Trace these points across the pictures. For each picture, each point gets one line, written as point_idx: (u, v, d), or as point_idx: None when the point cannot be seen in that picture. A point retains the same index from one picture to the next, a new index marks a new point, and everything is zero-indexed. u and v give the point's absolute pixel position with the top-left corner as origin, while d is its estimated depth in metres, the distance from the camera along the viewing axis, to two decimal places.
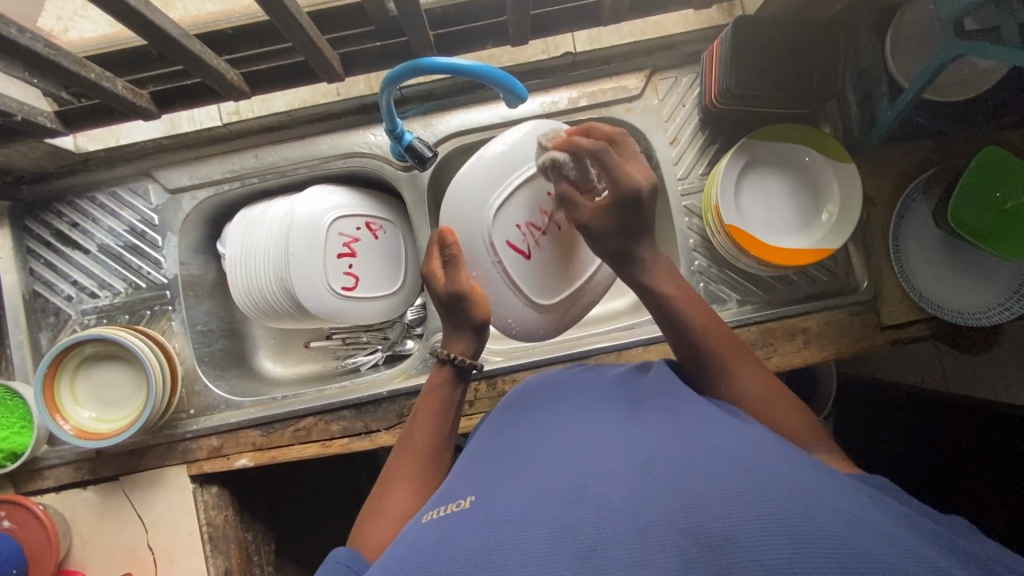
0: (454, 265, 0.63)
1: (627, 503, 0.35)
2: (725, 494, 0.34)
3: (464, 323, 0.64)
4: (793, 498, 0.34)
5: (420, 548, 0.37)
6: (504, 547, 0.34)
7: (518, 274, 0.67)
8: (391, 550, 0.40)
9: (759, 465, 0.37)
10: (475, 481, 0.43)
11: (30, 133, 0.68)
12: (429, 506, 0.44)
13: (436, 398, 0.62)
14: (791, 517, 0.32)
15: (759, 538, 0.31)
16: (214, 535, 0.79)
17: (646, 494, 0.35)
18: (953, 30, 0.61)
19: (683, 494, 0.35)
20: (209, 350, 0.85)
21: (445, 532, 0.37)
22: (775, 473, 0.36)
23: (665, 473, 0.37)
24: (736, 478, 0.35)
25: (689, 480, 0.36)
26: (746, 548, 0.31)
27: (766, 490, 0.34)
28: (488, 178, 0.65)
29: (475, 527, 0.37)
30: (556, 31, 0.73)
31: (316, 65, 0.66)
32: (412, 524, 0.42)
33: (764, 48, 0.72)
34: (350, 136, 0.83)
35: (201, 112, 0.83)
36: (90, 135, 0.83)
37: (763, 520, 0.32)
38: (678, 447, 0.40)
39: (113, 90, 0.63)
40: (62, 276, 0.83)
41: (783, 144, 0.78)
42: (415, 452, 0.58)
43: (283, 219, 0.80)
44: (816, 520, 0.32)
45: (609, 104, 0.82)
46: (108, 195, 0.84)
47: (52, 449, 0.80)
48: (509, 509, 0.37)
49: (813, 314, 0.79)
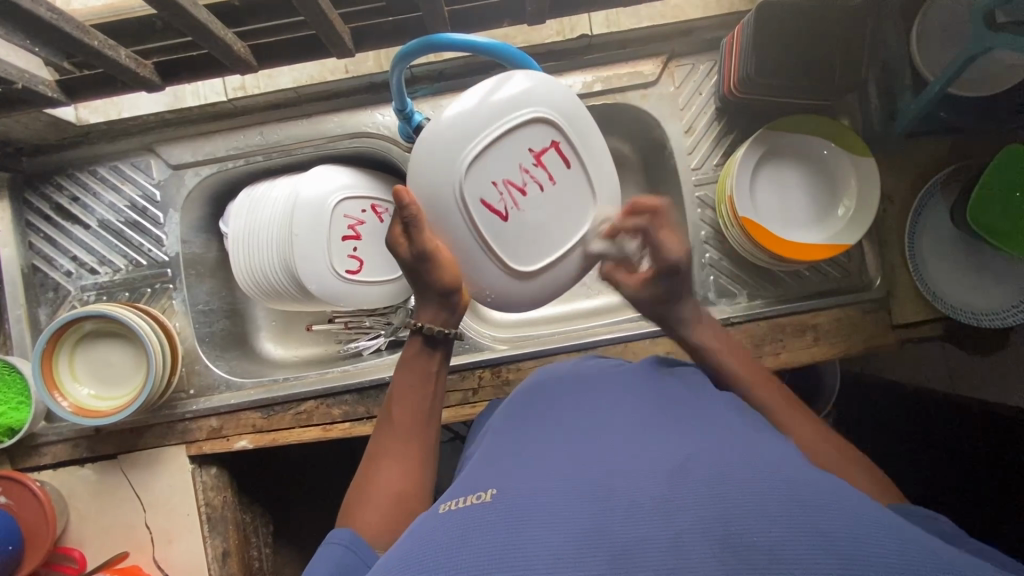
0: (416, 227, 0.56)
1: (658, 507, 0.34)
2: (761, 503, 0.33)
3: (429, 290, 0.59)
4: (832, 511, 0.32)
5: (439, 538, 0.36)
6: (528, 546, 0.33)
7: (493, 238, 0.59)
8: (407, 541, 0.38)
9: (795, 475, 0.36)
10: (495, 475, 0.42)
11: (31, 101, 0.66)
12: (445, 497, 0.43)
13: (414, 369, 0.59)
14: (834, 534, 0.31)
15: (800, 549, 0.30)
16: (212, 516, 0.78)
17: (678, 500, 0.34)
18: (985, 22, 0.59)
19: (720, 507, 0.33)
20: (210, 331, 0.84)
21: (466, 524, 0.36)
22: (816, 489, 0.34)
23: (701, 483, 0.35)
24: (772, 487, 0.34)
25: (726, 491, 0.34)
26: (787, 558, 0.30)
27: (805, 501, 0.33)
28: (465, 128, 0.57)
29: (497, 522, 0.36)
30: (572, 11, 0.71)
31: (326, 39, 0.64)
32: (426, 516, 0.41)
33: (787, 35, 0.70)
34: (358, 115, 0.81)
35: (206, 86, 0.80)
36: (91, 106, 0.81)
37: (803, 534, 0.31)
38: (705, 450, 0.39)
39: (116, 59, 0.61)
40: (62, 251, 0.82)
41: (802, 136, 0.77)
42: (402, 426, 0.57)
43: (288, 200, 0.78)
44: (856, 530, 0.31)
45: (624, 90, 0.80)
46: (109, 169, 0.83)
47: (50, 426, 0.79)
48: (534, 508, 0.36)
49: (824, 311, 0.78)
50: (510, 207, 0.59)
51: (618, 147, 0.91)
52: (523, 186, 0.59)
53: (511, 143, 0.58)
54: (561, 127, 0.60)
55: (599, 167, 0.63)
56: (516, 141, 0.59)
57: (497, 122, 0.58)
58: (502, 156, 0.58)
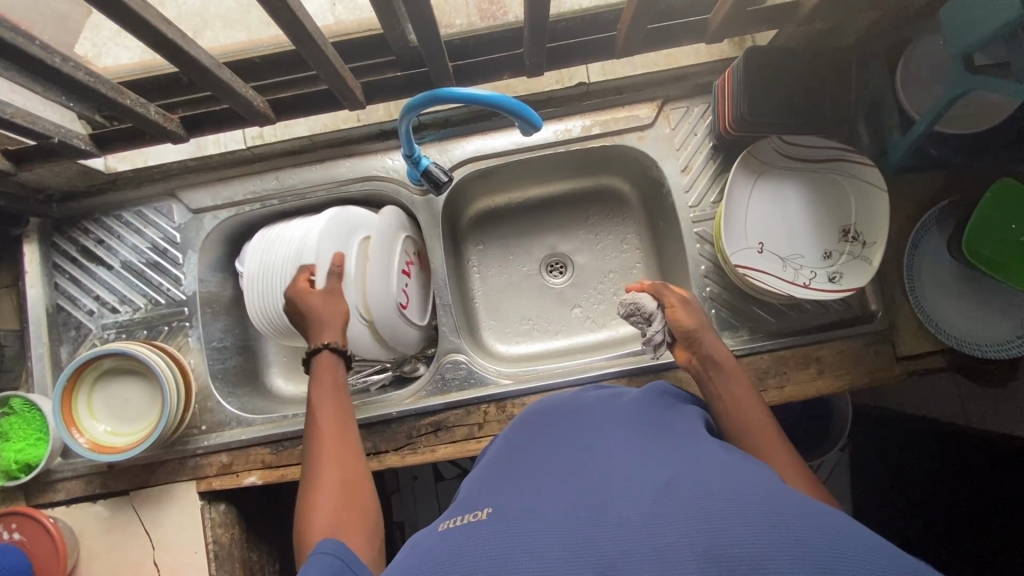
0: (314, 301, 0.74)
1: (647, 522, 0.35)
2: (747, 520, 0.33)
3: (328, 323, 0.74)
4: (812, 524, 0.33)
5: (435, 553, 0.37)
6: (518, 559, 0.34)
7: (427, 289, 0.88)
8: (407, 557, 0.40)
9: (781, 491, 0.37)
10: (494, 493, 0.43)
11: (65, 153, 0.70)
12: (443, 518, 0.44)
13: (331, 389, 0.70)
14: (813, 545, 0.32)
15: (779, 560, 0.31)
16: (219, 553, 0.78)
17: (666, 516, 0.35)
18: (964, 65, 0.62)
19: (704, 518, 0.34)
20: (223, 367, 0.86)
21: (461, 540, 0.38)
22: (795, 502, 0.35)
23: (684, 496, 0.36)
24: (761, 507, 0.35)
25: (709, 503, 0.35)
26: (766, 570, 0.30)
27: (785, 516, 0.34)
28: (859, 241, 0.76)
29: (492, 537, 0.37)
30: (570, 63, 0.75)
31: (340, 93, 0.69)
32: (426, 534, 0.43)
33: (775, 79, 0.73)
34: (369, 160, 0.86)
35: (228, 136, 0.89)
36: (120, 156, 0.88)
37: (785, 545, 0.32)
38: (694, 471, 0.40)
39: (146, 115, 0.66)
40: (85, 291, 0.86)
41: (805, 171, 0.79)
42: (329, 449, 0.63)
43: (300, 240, 0.82)
44: (837, 541, 0.32)
45: (621, 132, 0.84)
46: (134, 214, 0.87)
47: (65, 462, 0.81)
48: (527, 524, 0.37)
49: (827, 344, 0.79)
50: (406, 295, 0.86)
51: (618, 185, 0.94)
52: (850, 236, 0.76)
53: (838, 230, 0.77)
54: (750, 222, 0.79)
55: (766, 229, 0.79)
56: (857, 219, 0.76)
57: (821, 212, 0.78)
58: (833, 227, 0.77)
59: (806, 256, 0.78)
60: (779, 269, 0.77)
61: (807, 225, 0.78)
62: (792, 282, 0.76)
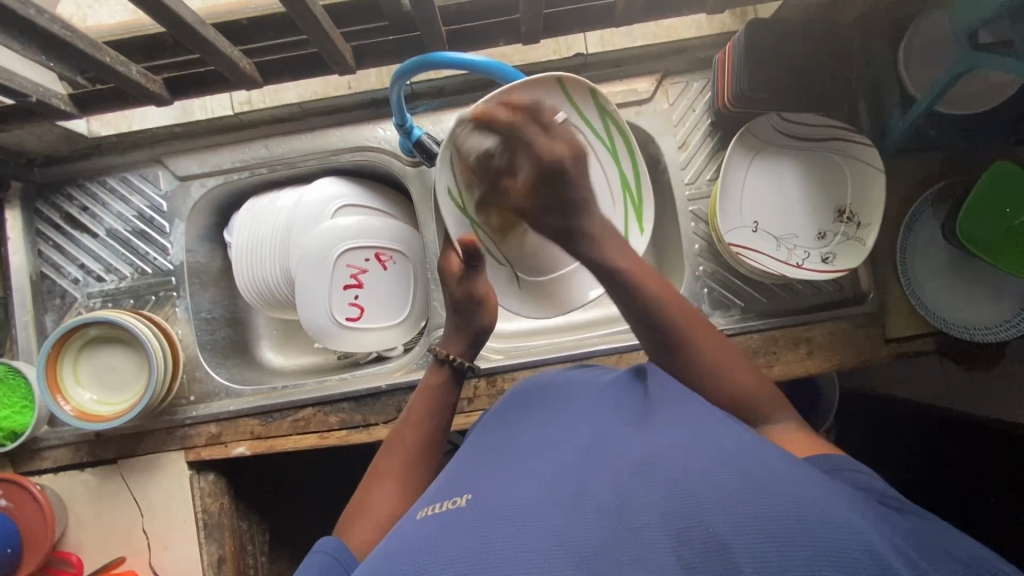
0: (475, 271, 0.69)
1: (625, 506, 0.35)
2: (723, 500, 0.34)
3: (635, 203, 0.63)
4: (788, 501, 0.34)
5: (415, 543, 0.37)
6: (497, 549, 0.34)
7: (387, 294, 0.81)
8: (387, 545, 0.39)
9: (756, 468, 0.38)
10: (471, 480, 0.43)
11: (44, 114, 0.68)
12: (425, 503, 0.44)
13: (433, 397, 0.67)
14: (791, 526, 0.32)
15: (757, 544, 0.31)
16: (209, 522, 0.79)
17: (642, 498, 0.35)
18: (966, 42, 0.61)
19: (681, 498, 0.35)
20: (212, 338, 0.85)
21: (438, 530, 0.37)
22: (772, 481, 0.36)
23: (663, 475, 0.37)
24: (736, 484, 0.35)
25: (687, 484, 0.36)
26: (743, 555, 0.31)
27: (765, 497, 0.34)
28: (850, 223, 0.75)
29: (468, 526, 0.36)
30: (566, 33, 0.73)
31: (329, 58, 0.67)
32: (406, 521, 0.42)
33: (777, 53, 0.71)
34: (359, 129, 0.84)
35: (213, 100, 0.84)
36: (103, 120, 0.84)
37: (764, 526, 0.32)
38: (668, 450, 0.40)
39: (128, 75, 0.64)
40: (70, 258, 0.84)
41: (799, 150, 0.78)
42: (407, 453, 0.61)
43: (290, 211, 0.81)
44: (811, 520, 0.32)
45: (619, 106, 0.82)
46: (119, 180, 0.85)
47: (52, 430, 0.81)
48: (505, 510, 0.37)
49: (817, 325, 0.79)
50: (358, 305, 0.80)
51: None
52: (841, 216, 0.76)
53: (829, 210, 0.77)
54: (739, 199, 0.78)
55: (756, 208, 0.78)
56: (848, 198, 0.76)
57: (813, 191, 0.78)
58: (824, 206, 0.77)
59: (798, 236, 0.78)
60: (771, 248, 0.77)
61: (798, 204, 0.78)
62: (785, 263, 0.76)
